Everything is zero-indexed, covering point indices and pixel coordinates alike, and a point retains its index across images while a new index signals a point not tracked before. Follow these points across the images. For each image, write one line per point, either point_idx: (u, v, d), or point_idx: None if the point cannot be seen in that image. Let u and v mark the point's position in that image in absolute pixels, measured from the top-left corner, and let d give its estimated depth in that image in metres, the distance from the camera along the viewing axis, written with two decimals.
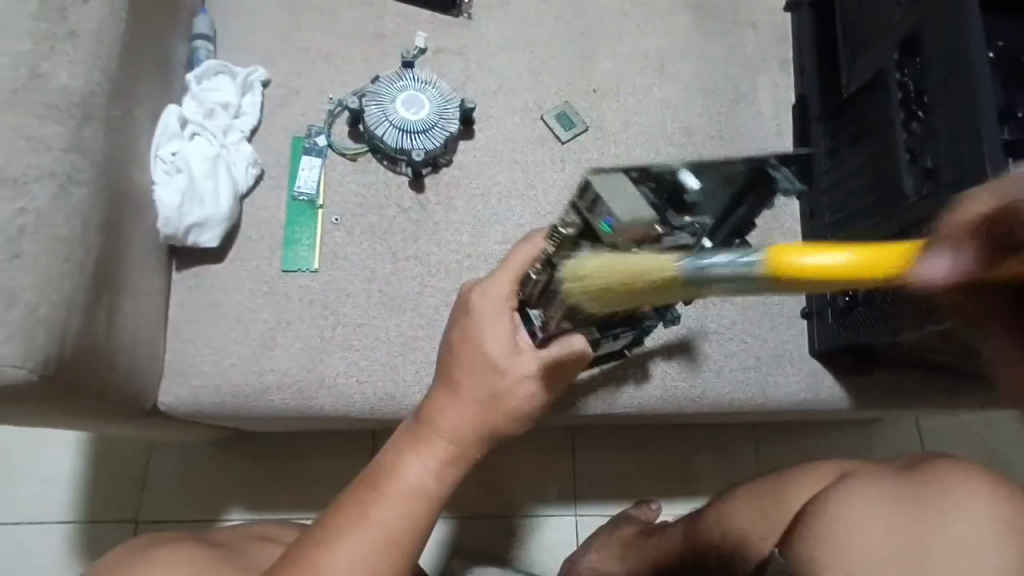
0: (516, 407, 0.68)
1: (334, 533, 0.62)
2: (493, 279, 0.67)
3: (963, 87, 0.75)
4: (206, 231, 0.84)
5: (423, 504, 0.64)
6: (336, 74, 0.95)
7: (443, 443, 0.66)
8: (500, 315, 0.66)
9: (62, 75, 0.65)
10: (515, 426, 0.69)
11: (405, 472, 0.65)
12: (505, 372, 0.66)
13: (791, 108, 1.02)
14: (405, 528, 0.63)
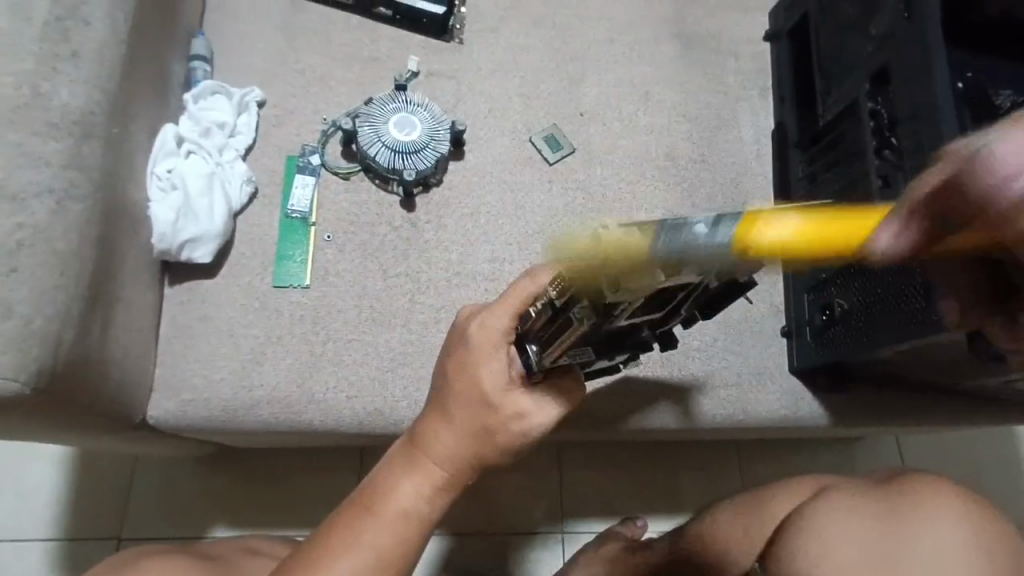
0: (510, 442, 0.68)
1: (325, 552, 0.63)
2: (493, 312, 0.67)
3: (932, 115, 0.78)
4: (199, 247, 0.86)
5: (415, 528, 0.65)
6: (330, 96, 0.98)
7: (437, 471, 0.67)
8: (496, 348, 0.67)
9: (64, 94, 0.67)
10: (508, 455, 0.69)
11: (397, 499, 0.65)
12: (499, 407, 0.67)
13: (771, 135, 1.06)
14: (396, 549, 0.64)
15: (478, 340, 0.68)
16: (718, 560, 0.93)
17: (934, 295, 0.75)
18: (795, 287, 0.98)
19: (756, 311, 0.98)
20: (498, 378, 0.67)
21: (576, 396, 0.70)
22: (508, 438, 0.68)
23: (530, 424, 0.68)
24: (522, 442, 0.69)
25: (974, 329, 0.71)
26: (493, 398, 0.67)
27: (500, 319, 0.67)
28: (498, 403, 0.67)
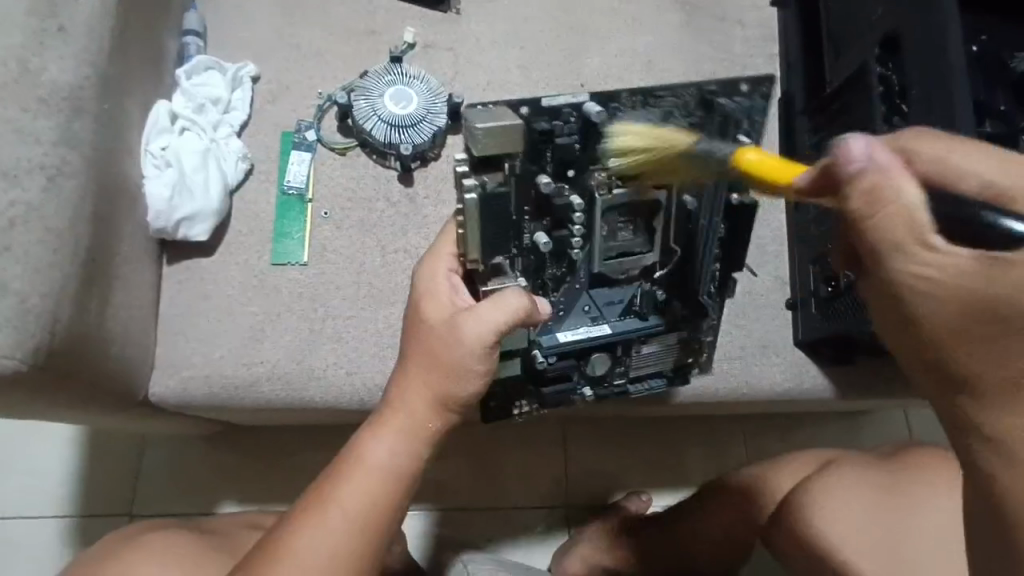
0: (455, 363, 0.68)
1: (304, 512, 0.64)
2: (438, 252, 0.74)
3: (943, 82, 0.77)
4: (196, 224, 0.85)
5: (382, 468, 0.66)
6: (325, 70, 0.96)
7: (396, 414, 0.69)
8: (436, 281, 0.72)
9: (53, 68, 0.66)
10: (460, 381, 0.69)
11: (362, 448, 0.67)
12: (439, 331, 0.69)
13: (777, 104, 1.02)
14: (369, 495, 0.65)
15: (423, 280, 0.73)
16: None
17: None
18: (801, 258, 0.96)
19: (761, 283, 0.97)
20: (440, 308, 0.71)
21: (512, 304, 0.66)
22: (452, 356, 0.68)
23: (466, 338, 0.67)
24: (468, 361, 0.68)
25: None
26: (434, 326, 0.70)
27: (445, 250, 0.74)
28: (438, 328, 0.69)
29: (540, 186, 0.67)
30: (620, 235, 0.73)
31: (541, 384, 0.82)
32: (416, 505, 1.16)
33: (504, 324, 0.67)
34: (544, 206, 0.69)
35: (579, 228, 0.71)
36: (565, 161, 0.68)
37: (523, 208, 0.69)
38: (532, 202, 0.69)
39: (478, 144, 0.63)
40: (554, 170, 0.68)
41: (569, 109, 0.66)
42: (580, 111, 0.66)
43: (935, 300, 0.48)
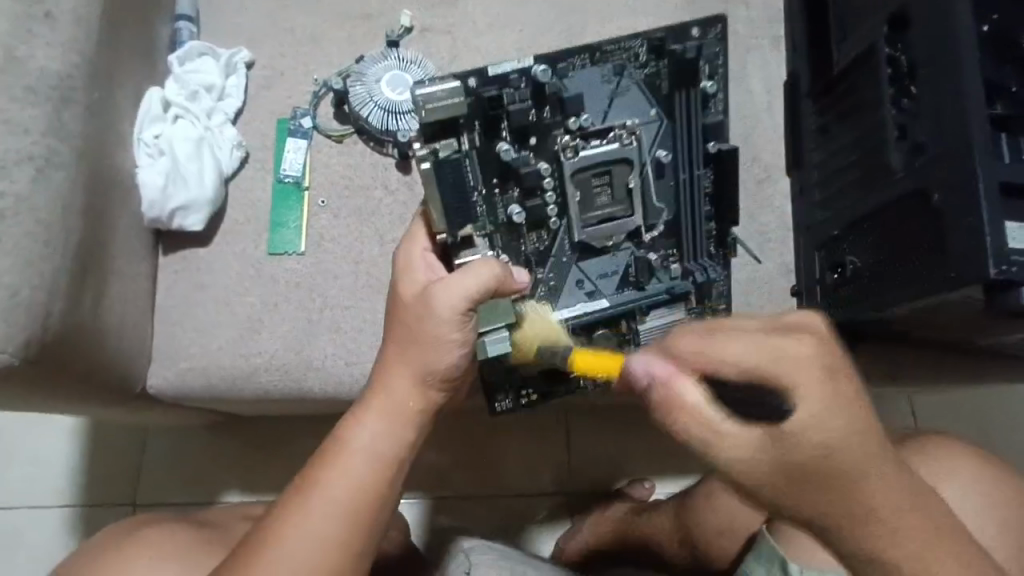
0: (432, 338, 0.66)
1: (293, 502, 0.63)
2: (415, 236, 0.75)
3: (952, 63, 0.75)
4: (191, 214, 0.84)
5: (367, 454, 0.65)
6: (320, 56, 0.94)
7: (377, 395, 0.67)
8: (412, 262, 0.73)
9: (40, 56, 0.64)
10: (435, 355, 0.66)
11: (345, 433, 0.66)
12: (413, 308, 0.67)
13: (781, 86, 1.00)
14: (358, 481, 0.64)
15: (402, 262, 0.73)
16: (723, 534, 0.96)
17: (949, 248, 0.72)
18: (806, 244, 0.94)
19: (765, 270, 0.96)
20: (416, 288, 0.70)
21: (482, 272, 0.65)
22: (427, 331, 0.66)
23: (436, 311, 0.65)
24: (443, 334, 0.65)
25: (990, 286, 0.69)
26: (409, 304, 0.68)
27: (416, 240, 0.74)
28: (412, 306, 0.68)
29: (501, 155, 0.75)
30: (598, 200, 0.78)
31: (543, 369, 0.81)
32: (417, 495, 1.16)
33: (475, 291, 0.66)
34: (509, 174, 0.76)
35: (552, 194, 0.77)
36: (522, 128, 0.75)
37: (490, 179, 0.76)
38: (498, 172, 0.76)
39: (430, 114, 0.69)
40: (514, 138, 0.76)
41: (517, 76, 0.74)
42: (527, 76, 0.74)
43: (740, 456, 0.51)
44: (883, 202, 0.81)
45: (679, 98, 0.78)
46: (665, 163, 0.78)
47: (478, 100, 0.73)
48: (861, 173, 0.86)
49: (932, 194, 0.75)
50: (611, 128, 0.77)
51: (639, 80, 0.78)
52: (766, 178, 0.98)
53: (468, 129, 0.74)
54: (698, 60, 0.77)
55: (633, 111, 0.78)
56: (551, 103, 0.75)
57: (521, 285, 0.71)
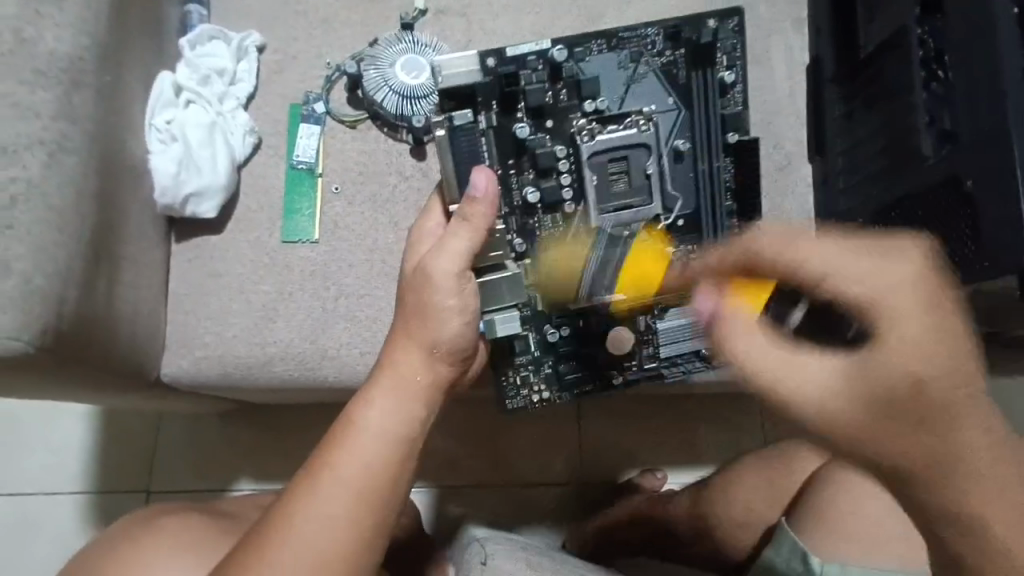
0: (434, 307, 0.67)
1: (302, 488, 0.61)
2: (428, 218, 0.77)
3: (986, 48, 0.71)
4: (204, 202, 0.83)
5: (378, 436, 0.64)
6: (333, 39, 0.92)
7: (386, 374, 0.66)
8: (424, 239, 0.74)
9: (49, 38, 0.63)
10: (436, 324, 0.68)
11: (355, 413, 0.64)
12: (418, 280, 0.69)
13: (805, 70, 0.98)
14: (367, 464, 0.62)
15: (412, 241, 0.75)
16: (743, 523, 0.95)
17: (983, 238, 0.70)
18: None
19: None
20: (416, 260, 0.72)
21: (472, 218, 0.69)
22: (430, 302, 0.68)
23: (437, 277, 0.68)
24: (444, 301, 0.68)
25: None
26: (414, 278, 0.69)
27: (428, 218, 0.76)
28: (416, 279, 0.69)
29: (516, 133, 0.75)
30: (615, 186, 0.75)
31: (558, 362, 0.81)
32: (430, 483, 1.16)
33: (467, 249, 0.69)
34: (524, 154, 0.76)
35: (568, 175, 0.76)
36: (538, 108, 0.75)
37: (506, 158, 0.76)
38: (512, 151, 0.76)
39: (445, 80, 0.74)
40: (531, 118, 0.76)
41: (535, 58, 0.75)
42: (545, 58, 0.75)
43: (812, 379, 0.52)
44: (910, 189, 0.79)
45: (699, 86, 0.77)
46: (684, 151, 0.77)
47: (495, 79, 0.74)
48: (887, 161, 0.83)
49: (965, 181, 0.72)
50: (628, 114, 0.76)
51: (656, 68, 0.77)
52: (787, 166, 0.96)
53: (485, 106, 0.75)
54: (714, 46, 0.77)
55: (651, 96, 0.77)
56: (568, 86, 0.76)
57: (496, 208, 0.70)
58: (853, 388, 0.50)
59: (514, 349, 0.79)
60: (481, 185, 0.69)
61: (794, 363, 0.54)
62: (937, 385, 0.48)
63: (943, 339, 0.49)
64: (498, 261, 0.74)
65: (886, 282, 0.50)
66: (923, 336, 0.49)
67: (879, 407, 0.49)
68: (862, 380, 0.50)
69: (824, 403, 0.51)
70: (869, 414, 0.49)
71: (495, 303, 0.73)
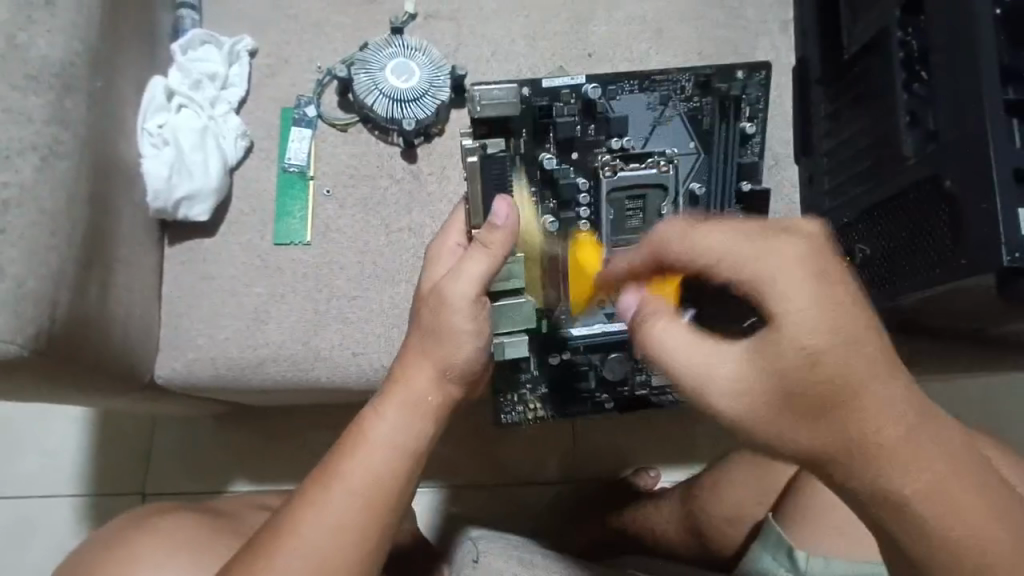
0: (451, 329, 0.67)
1: (310, 495, 0.62)
2: (445, 232, 0.75)
3: (965, 45, 0.72)
4: (195, 205, 0.84)
5: (392, 453, 0.65)
6: (324, 42, 0.93)
7: (399, 390, 0.67)
8: (445, 253, 0.73)
9: (41, 44, 0.63)
10: (453, 347, 0.67)
11: (367, 426, 0.65)
12: (438, 297, 0.67)
13: (791, 70, 0.99)
14: (378, 478, 0.63)
15: (432, 254, 0.74)
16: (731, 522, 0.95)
17: (962, 238, 0.71)
18: None
19: None
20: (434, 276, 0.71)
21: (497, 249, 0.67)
22: (446, 323, 0.67)
23: (452, 298, 0.66)
24: (462, 323, 0.67)
25: (1004, 274, 0.68)
26: (432, 293, 0.68)
27: (449, 237, 0.74)
28: (433, 296, 0.68)
29: (542, 164, 0.80)
30: (628, 222, 0.80)
31: (554, 381, 0.85)
32: (425, 484, 1.17)
33: (483, 274, 0.67)
34: (549, 182, 0.81)
35: (587, 208, 0.80)
36: (568, 140, 0.81)
37: (530, 186, 0.81)
38: (538, 179, 0.81)
39: (483, 110, 0.75)
40: (558, 150, 0.81)
41: (569, 91, 0.80)
42: (578, 93, 0.80)
43: (730, 372, 0.48)
44: (894, 190, 0.80)
45: (717, 135, 0.84)
46: (697, 192, 0.83)
47: (530, 109, 0.80)
48: (871, 160, 0.85)
49: (945, 180, 0.73)
50: (651, 153, 0.83)
51: (682, 111, 0.84)
52: (774, 166, 0.98)
53: (515, 134, 0.79)
54: (739, 99, 0.83)
55: (674, 140, 0.84)
56: (597, 122, 0.82)
57: (515, 236, 0.68)
58: (765, 377, 0.46)
59: (514, 367, 0.85)
60: (500, 214, 0.67)
61: (708, 348, 0.49)
62: (841, 356, 0.44)
63: (854, 331, 0.45)
64: (512, 287, 0.72)
65: (783, 260, 0.46)
66: (820, 316, 0.45)
67: (783, 402, 0.46)
68: (763, 359, 0.46)
69: (727, 397, 0.48)
70: (773, 411, 0.47)
71: (507, 325, 0.73)
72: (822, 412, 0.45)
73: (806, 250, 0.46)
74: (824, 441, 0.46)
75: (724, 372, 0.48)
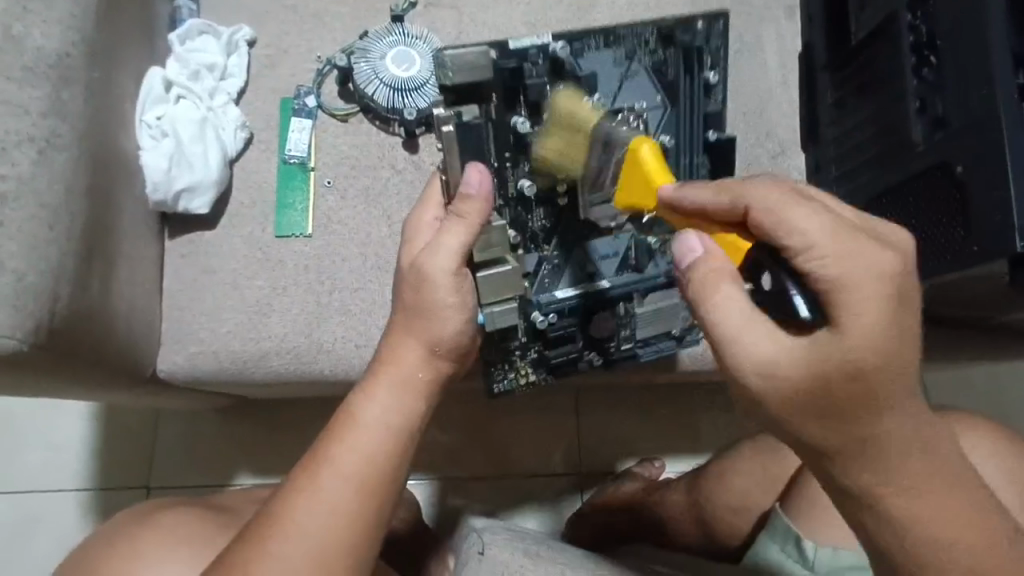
0: (432, 304, 0.65)
1: (303, 481, 0.62)
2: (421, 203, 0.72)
3: (975, 32, 0.71)
4: (195, 197, 0.83)
5: (383, 435, 0.64)
6: (323, 32, 0.92)
7: (389, 370, 0.66)
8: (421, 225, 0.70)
9: (37, 35, 0.62)
10: (436, 322, 0.66)
11: (356, 407, 0.64)
12: (415, 272, 0.65)
13: (797, 56, 0.97)
14: (369, 462, 0.63)
15: (408, 228, 0.71)
16: (737, 513, 0.95)
17: (974, 225, 0.70)
18: None
19: None
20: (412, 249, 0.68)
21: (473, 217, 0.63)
22: (428, 299, 0.65)
23: (430, 273, 0.64)
24: (444, 297, 0.65)
25: (1016, 260, 0.67)
26: (409, 268, 0.66)
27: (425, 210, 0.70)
28: (411, 271, 0.66)
29: (516, 127, 0.71)
30: None
31: (546, 348, 0.79)
32: (429, 475, 1.17)
33: (461, 247, 0.64)
34: (521, 148, 0.73)
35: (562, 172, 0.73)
36: (538, 103, 0.72)
37: (503, 152, 0.72)
38: (510, 145, 0.72)
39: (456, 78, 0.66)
40: (528, 113, 0.73)
41: (536, 51, 0.72)
42: (545, 53, 0.72)
43: (779, 356, 0.49)
44: (905, 177, 0.78)
45: (687, 88, 0.76)
46: (670, 148, 0.75)
47: (499, 73, 0.70)
48: (878, 148, 0.83)
49: (956, 167, 0.72)
50: (621, 108, 0.74)
51: (648, 65, 0.76)
52: (781, 153, 0.96)
53: (485, 98, 0.69)
54: (706, 48, 0.76)
55: (642, 93, 0.76)
56: (566, 80, 0.73)
57: (491, 202, 0.64)
58: (808, 358, 0.49)
59: (504, 337, 0.77)
60: (471, 181, 0.63)
61: (762, 319, 0.50)
62: (880, 365, 0.48)
63: (892, 302, 0.48)
64: (499, 256, 0.67)
65: (862, 257, 0.48)
66: (880, 326, 0.48)
67: (818, 390, 0.49)
68: (813, 350, 0.49)
69: (766, 377, 0.50)
70: (801, 398, 0.49)
71: (495, 295, 0.68)
72: (850, 405, 0.49)
73: (888, 270, 0.48)
74: (825, 448, 0.51)
75: (771, 351, 0.50)
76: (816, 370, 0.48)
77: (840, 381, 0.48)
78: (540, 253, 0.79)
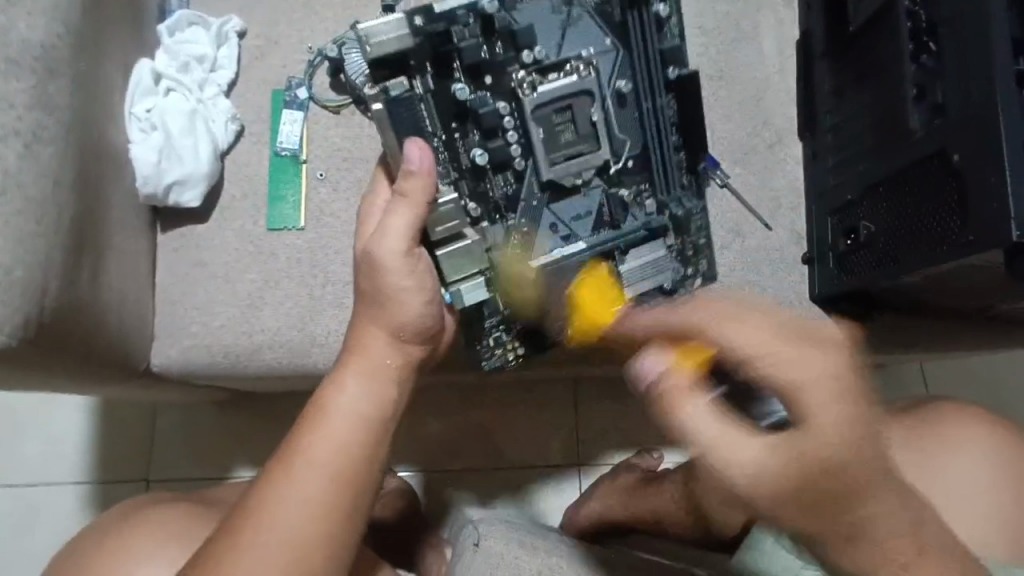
0: (390, 289, 0.66)
1: (283, 472, 0.62)
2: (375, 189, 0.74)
3: (975, 18, 0.70)
4: (186, 190, 0.82)
5: (355, 423, 0.64)
6: (315, 22, 0.91)
7: (357, 359, 0.66)
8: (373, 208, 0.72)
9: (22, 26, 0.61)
10: (397, 307, 0.67)
11: (326, 398, 0.65)
12: (371, 260, 0.67)
13: (796, 43, 0.97)
14: (343, 451, 0.63)
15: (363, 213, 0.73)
16: None
17: (971, 214, 0.69)
18: (817, 212, 0.92)
19: (776, 236, 0.94)
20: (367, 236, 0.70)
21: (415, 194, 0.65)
22: (387, 285, 0.66)
23: (385, 259, 0.66)
24: (399, 282, 0.66)
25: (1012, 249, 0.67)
26: (365, 256, 0.68)
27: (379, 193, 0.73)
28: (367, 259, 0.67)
29: (456, 94, 0.69)
30: (562, 136, 0.72)
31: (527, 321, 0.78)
32: (424, 466, 1.17)
33: (409, 226, 0.66)
34: (466, 114, 0.70)
35: (514, 133, 0.71)
36: (475, 66, 0.69)
37: (449, 121, 0.70)
38: (453, 112, 0.70)
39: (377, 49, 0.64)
40: (467, 77, 0.70)
41: (464, 11, 0.67)
42: (475, 12, 0.67)
43: (751, 462, 0.56)
44: (901, 165, 0.78)
45: (630, 29, 0.73)
46: (625, 92, 0.74)
47: (426, 40, 0.66)
48: (876, 136, 0.82)
49: (953, 155, 0.71)
50: (567, 60, 0.72)
51: (589, 8, 0.73)
52: (777, 142, 0.95)
53: (416, 71, 0.68)
54: None
55: (588, 39, 0.73)
56: (502, 36, 0.70)
57: (434, 178, 0.66)
58: (782, 458, 0.55)
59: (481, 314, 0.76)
60: (413, 159, 0.65)
61: (739, 435, 0.58)
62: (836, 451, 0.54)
63: (843, 398, 0.55)
64: (455, 231, 0.69)
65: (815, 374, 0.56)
66: (844, 411, 0.55)
67: (797, 480, 0.54)
68: (785, 450, 0.55)
69: (752, 478, 0.56)
70: (789, 489, 0.54)
71: (460, 271, 0.70)
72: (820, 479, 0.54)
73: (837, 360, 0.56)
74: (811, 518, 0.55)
75: (746, 456, 0.56)
76: (788, 462, 0.55)
77: (813, 471, 0.54)
78: (506, 224, 0.74)
